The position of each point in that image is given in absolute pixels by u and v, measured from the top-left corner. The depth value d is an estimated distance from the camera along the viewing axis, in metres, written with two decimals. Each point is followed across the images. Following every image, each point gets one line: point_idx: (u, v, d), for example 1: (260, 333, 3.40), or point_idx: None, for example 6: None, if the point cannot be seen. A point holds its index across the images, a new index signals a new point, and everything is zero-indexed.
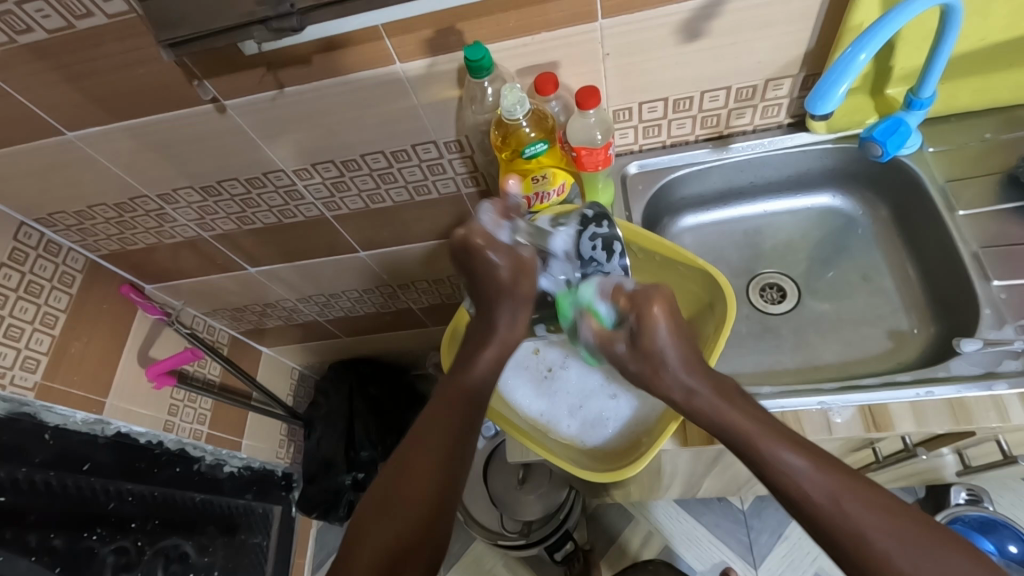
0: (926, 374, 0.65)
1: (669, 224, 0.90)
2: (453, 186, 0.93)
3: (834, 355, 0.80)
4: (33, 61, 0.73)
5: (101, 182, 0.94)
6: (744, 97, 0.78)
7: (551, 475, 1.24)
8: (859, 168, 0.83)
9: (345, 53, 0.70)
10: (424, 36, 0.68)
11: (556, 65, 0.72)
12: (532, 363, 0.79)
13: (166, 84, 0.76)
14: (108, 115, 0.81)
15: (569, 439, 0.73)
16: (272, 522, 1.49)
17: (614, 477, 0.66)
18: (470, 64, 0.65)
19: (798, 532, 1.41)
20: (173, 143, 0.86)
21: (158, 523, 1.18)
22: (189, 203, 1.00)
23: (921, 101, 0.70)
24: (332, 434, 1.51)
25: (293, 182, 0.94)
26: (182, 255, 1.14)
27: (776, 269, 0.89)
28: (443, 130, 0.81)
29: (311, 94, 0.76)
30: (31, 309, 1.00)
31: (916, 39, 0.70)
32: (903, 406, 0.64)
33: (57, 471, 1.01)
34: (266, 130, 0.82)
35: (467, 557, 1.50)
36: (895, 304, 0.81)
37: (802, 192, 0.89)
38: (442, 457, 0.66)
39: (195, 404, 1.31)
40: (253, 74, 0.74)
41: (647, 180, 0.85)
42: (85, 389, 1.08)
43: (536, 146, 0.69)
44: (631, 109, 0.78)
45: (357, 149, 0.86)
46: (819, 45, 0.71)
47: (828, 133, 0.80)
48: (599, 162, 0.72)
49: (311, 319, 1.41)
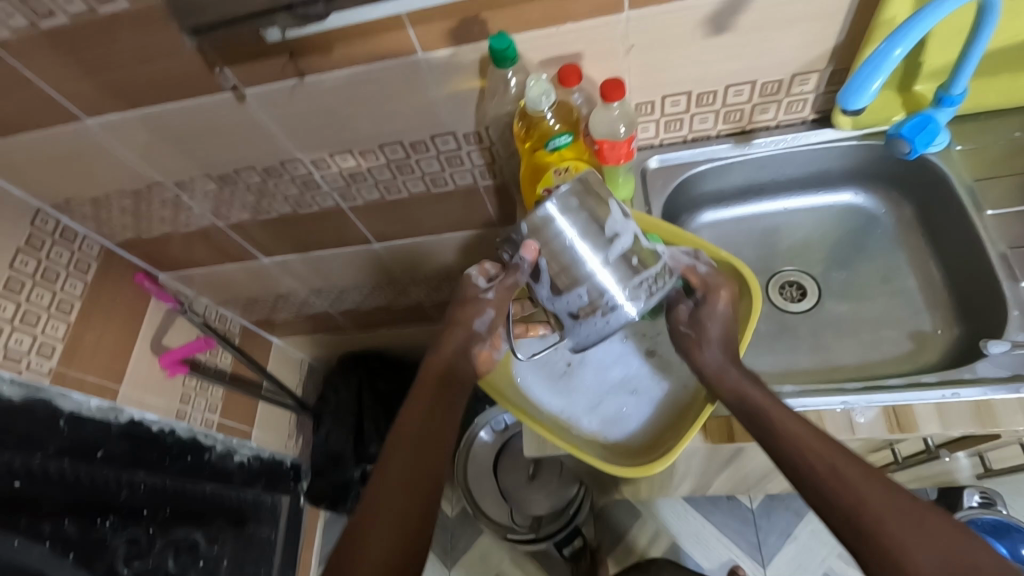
0: (951, 376, 0.64)
1: (687, 220, 0.90)
2: (470, 178, 0.92)
3: (854, 356, 0.79)
4: (53, 46, 0.73)
5: (118, 170, 0.94)
6: (769, 92, 0.76)
7: (560, 473, 1.25)
8: (883, 166, 0.82)
9: (369, 43, 0.69)
10: (447, 26, 0.67)
11: (579, 57, 0.71)
12: (551, 360, 0.77)
13: (187, 73, 0.75)
14: (126, 102, 0.81)
15: (591, 435, 0.72)
16: (280, 512, 1.50)
17: (641, 472, 0.65)
18: (495, 54, 0.64)
19: (807, 532, 1.40)
20: (190, 131, 0.85)
21: (170, 512, 1.18)
22: (205, 192, 0.99)
23: (952, 97, 0.69)
24: (340, 426, 1.51)
25: (310, 172, 0.93)
26: (197, 244, 1.14)
27: (795, 267, 0.88)
28: (463, 122, 0.80)
29: (331, 84, 0.75)
30: (47, 295, 1.00)
31: (949, 35, 0.69)
32: (928, 408, 0.63)
33: (71, 458, 1.01)
34: (285, 119, 0.82)
35: (474, 551, 1.50)
36: (918, 304, 0.80)
37: (824, 189, 0.87)
38: (418, 471, 0.61)
39: (207, 394, 1.32)
40: (275, 62, 0.73)
41: (667, 176, 0.84)
42: (99, 376, 1.08)
43: (560, 139, 0.68)
44: (653, 103, 0.77)
45: (375, 140, 0.85)
46: (848, 40, 0.69)
47: (854, 130, 0.79)
48: (621, 156, 0.71)
49: (322, 310, 1.41)
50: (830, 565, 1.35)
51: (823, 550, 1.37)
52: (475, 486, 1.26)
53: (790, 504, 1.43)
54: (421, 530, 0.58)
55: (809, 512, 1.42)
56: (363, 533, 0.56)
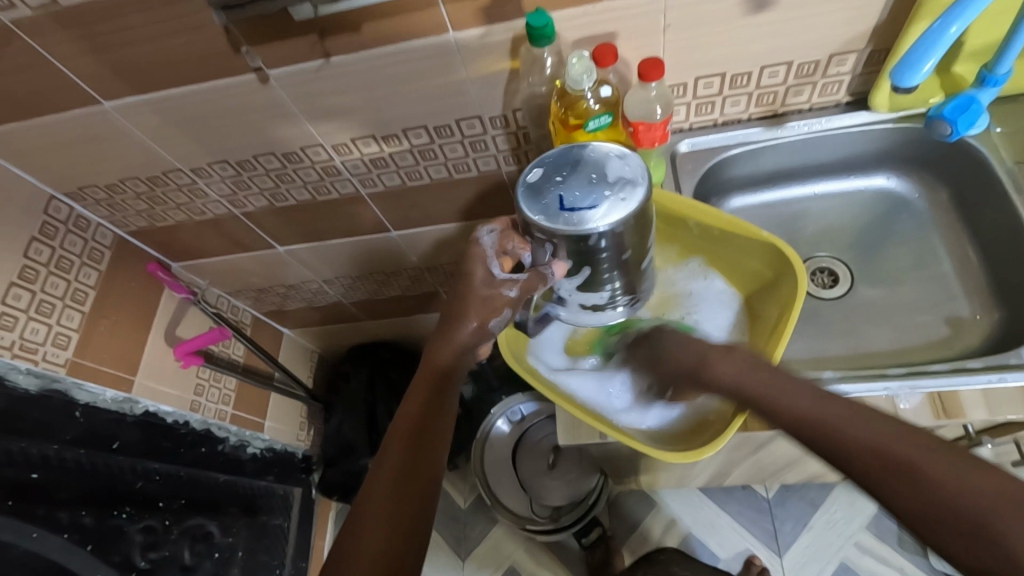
0: (996, 361, 0.63)
1: (716, 205, 0.88)
2: (493, 164, 0.91)
3: (889, 342, 0.78)
4: (72, 25, 0.71)
5: (134, 155, 0.92)
6: (805, 73, 0.75)
7: (580, 462, 1.22)
8: (918, 149, 0.81)
9: (399, 21, 0.67)
10: (481, 4, 0.65)
11: (614, 37, 0.69)
12: (585, 346, 0.77)
13: (209, 53, 0.73)
14: (144, 84, 0.79)
15: (630, 421, 0.71)
16: (292, 504, 1.49)
17: (692, 456, 0.63)
18: (532, 32, 0.62)
19: (824, 522, 1.39)
20: (209, 114, 0.83)
21: (184, 502, 1.17)
22: (222, 178, 0.97)
23: (996, 77, 0.67)
24: (353, 417, 1.49)
25: (330, 158, 0.91)
26: (211, 233, 1.12)
27: (827, 253, 0.86)
28: (490, 105, 0.79)
29: (357, 65, 0.73)
30: (61, 284, 0.98)
31: (994, 13, 0.67)
32: (974, 394, 0.62)
33: (87, 450, 0.99)
34: (308, 102, 0.80)
35: (488, 542, 1.49)
36: (953, 289, 0.79)
37: (856, 174, 0.86)
38: (402, 482, 0.56)
39: (220, 385, 1.30)
40: (302, 41, 0.71)
41: (697, 160, 0.82)
42: (114, 366, 1.06)
43: (600, 119, 0.66)
44: (686, 85, 0.76)
45: (399, 124, 0.83)
46: (890, 18, 0.68)
47: (891, 113, 0.77)
48: (656, 138, 0.69)
49: (335, 300, 1.39)
50: (846, 554, 1.35)
51: (839, 539, 1.37)
52: (491, 475, 1.25)
53: (806, 494, 1.42)
54: (412, 526, 0.55)
55: (826, 501, 1.41)
56: (357, 529, 0.54)
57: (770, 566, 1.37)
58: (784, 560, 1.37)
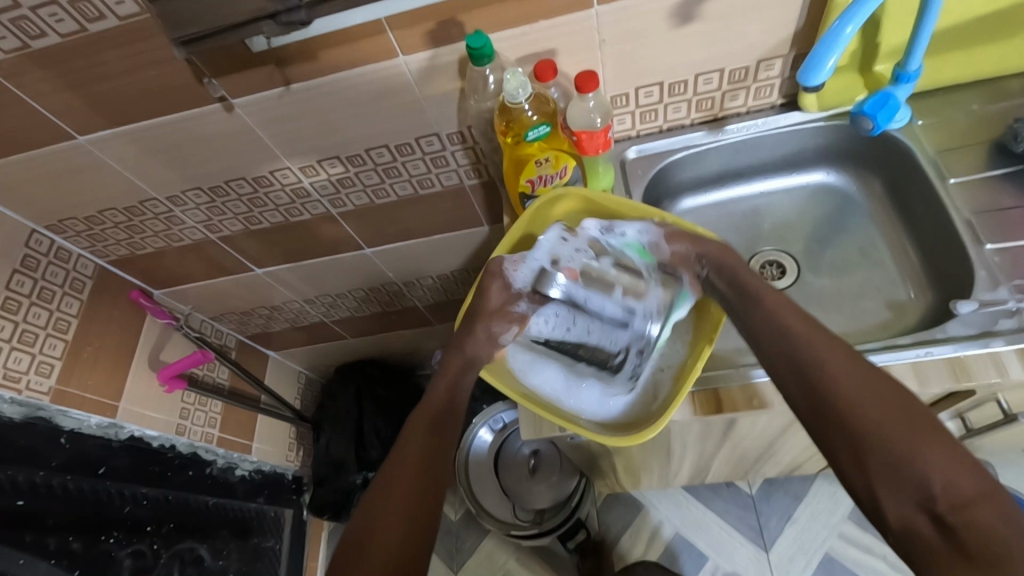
0: (925, 336, 0.67)
1: (669, 208, 0.93)
2: (455, 178, 0.95)
3: (835, 326, 0.82)
4: (42, 66, 0.75)
5: (111, 186, 0.96)
6: (737, 79, 0.80)
7: (561, 464, 1.29)
8: (852, 144, 0.86)
9: (350, 48, 0.72)
10: (426, 28, 0.70)
11: (554, 53, 0.74)
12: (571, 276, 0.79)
13: (176, 85, 0.78)
14: (115, 118, 0.83)
15: (578, 412, 0.75)
16: (283, 526, 1.49)
17: (636, 440, 0.69)
18: (472, 52, 0.67)
19: (808, 514, 1.38)
20: (178, 143, 0.87)
21: (173, 526, 1.18)
22: (198, 205, 1.01)
23: (909, 74, 0.72)
24: (340, 438, 1.50)
25: (299, 180, 0.95)
26: (189, 258, 1.16)
27: (773, 246, 0.91)
28: (446, 122, 0.83)
29: (316, 90, 0.78)
30: (44, 314, 1.01)
31: (901, 15, 0.72)
32: (905, 367, 0.66)
33: (73, 475, 1.02)
34: (273, 126, 0.84)
35: (479, 553, 1.50)
36: (891, 274, 0.84)
37: (797, 170, 0.91)
38: (404, 518, 0.61)
39: (206, 408, 1.31)
40: (262, 71, 0.76)
41: (646, 165, 0.87)
42: (98, 392, 1.08)
43: (539, 129, 0.72)
44: (628, 95, 0.81)
45: (362, 144, 0.88)
46: (808, 24, 0.73)
47: (820, 112, 0.82)
48: (599, 146, 0.74)
49: (317, 320, 1.42)
50: (831, 544, 1.34)
51: (824, 530, 1.35)
52: (478, 487, 1.26)
53: (789, 487, 1.41)
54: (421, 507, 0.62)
55: (808, 494, 1.40)
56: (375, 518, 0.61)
57: (757, 562, 1.36)
58: (771, 555, 1.36)
